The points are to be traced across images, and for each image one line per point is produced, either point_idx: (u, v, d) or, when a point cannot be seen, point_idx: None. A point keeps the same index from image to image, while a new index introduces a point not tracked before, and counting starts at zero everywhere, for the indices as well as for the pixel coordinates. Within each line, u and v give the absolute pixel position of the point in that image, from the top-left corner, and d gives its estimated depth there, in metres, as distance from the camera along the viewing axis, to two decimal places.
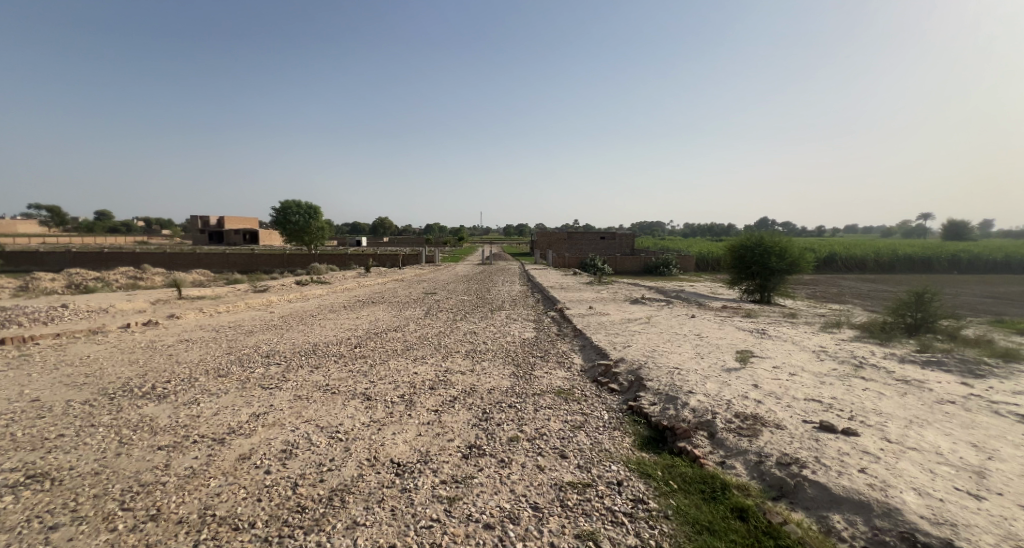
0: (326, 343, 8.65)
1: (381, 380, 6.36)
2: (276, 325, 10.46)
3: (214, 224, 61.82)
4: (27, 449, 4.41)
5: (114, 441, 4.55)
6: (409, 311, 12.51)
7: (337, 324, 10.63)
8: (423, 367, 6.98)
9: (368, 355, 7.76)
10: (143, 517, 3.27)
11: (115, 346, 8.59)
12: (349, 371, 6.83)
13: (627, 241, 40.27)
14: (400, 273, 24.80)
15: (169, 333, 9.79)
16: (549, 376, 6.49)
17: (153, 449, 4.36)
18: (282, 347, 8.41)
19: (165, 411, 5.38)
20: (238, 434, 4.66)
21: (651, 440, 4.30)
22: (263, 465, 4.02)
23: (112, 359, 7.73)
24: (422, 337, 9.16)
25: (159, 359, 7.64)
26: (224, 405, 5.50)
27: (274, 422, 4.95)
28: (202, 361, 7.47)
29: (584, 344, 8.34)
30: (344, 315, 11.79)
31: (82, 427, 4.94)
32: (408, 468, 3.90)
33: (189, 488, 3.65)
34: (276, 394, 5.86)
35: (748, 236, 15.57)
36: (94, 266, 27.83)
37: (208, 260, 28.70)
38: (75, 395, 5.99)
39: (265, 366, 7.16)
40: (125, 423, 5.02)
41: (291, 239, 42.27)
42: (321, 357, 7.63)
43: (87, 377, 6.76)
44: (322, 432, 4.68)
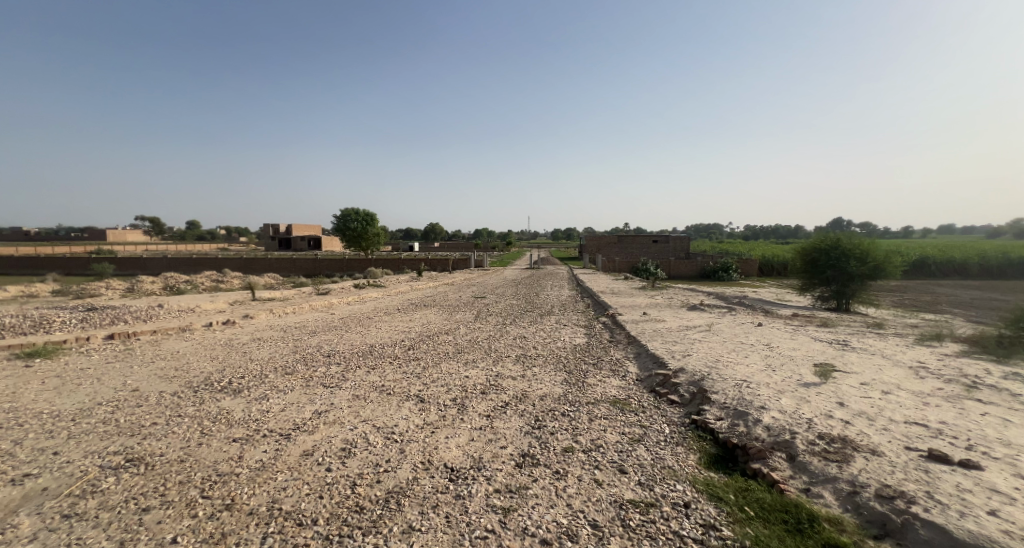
0: (380, 345, 8.91)
1: (433, 383, 6.43)
2: (335, 326, 10.99)
3: (284, 231, 67.23)
4: (128, 434, 4.91)
5: (196, 432, 4.94)
6: (460, 314, 12.67)
7: (391, 326, 10.96)
8: (474, 371, 6.98)
9: (421, 357, 7.91)
10: (219, 505, 3.48)
11: (200, 343, 9.44)
12: (403, 373, 6.98)
13: (682, 245, 38.82)
14: (450, 277, 25.37)
15: (244, 332, 10.61)
16: (603, 385, 6.23)
17: (228, 441, 4.68)
18: (341, 347, 8.79)
19: (239, 405, 5.77)
20: (302, 431, 4.88)
21: (719, 459, 3.96)
22: (325, 462, 4.17)
23: (196, 354, 8.49)
24: (472, 341, 9.20)
25: (235, 356, 8.28)
26: (290, 402, 5.81)
27: (334, 421, 5.14)
28: (271, 360, 7.97)
29: (638, 352, 7.96)
30: (398, 318, 12.16)
31: (171, 417, 5.42)
32: (461, 474, 3.86)
33: (258, 481, 3.85)
34: (336, 393, 6.10)
35: (822, 237, 14.26)
36: (185, 270, 31.11)
37: (278, 265, 31.02)
38: (166, 387, 6.62)
39: (326, 365, 7.51)
40: (206, 415, 5.44)
41: (350, 244, 44.74)
42: (376, 358, 7.88)
43: (175, 371, 7.45)
44: (378, 432, 4.78)
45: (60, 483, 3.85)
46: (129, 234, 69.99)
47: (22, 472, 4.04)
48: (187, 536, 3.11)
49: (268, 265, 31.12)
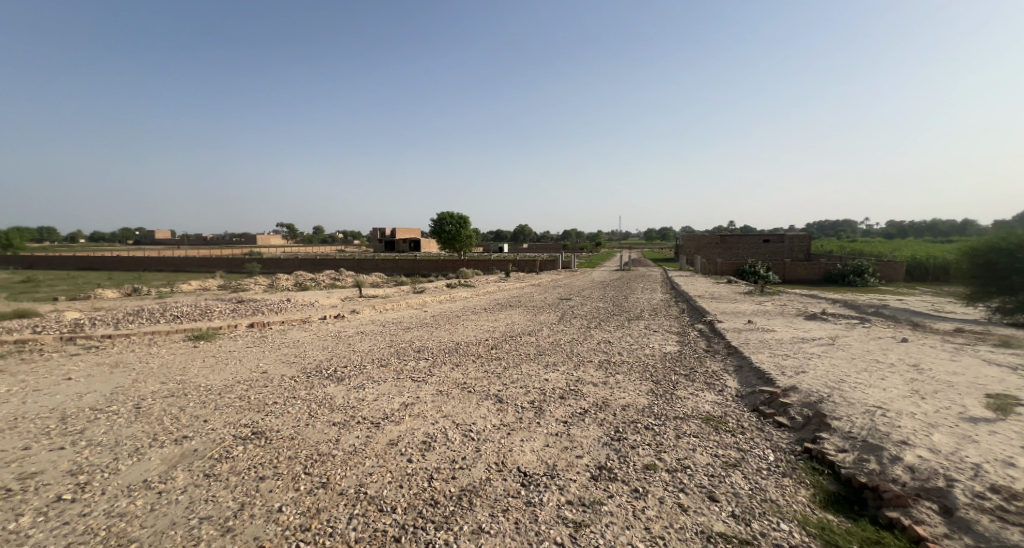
0: (465, 343, 9.22)
1: (513, 384, 6.44)
2: (427, 323, 11.67)
3: (390, 235, 74.67)
4: (255, 410, 5.71)
5: (305, 413, 5.56)
6: (544, 316, 12.61)
7: (477, 325, 11.30)
8: (554, 375, 6.84)
9: (503, 357, 7.99)
10: (317, 483, 3.84)
11: (315, 334, 10.72)
12: (484, 372, 7.11)
13: (801, 245, 34.17)
14: (538, 278, 25.48)
15: (350, 325, 11.82)
16: (694, 399, 5.64)
17: (329, 424, 5.18)
18: (430, 343, 9.29)
19: (341, 392, 6.38)
20: (390, 421, 5.21)
21: (839, 500, 3.29)
22: (407, 453, 4.38)
23: (312, 343, 9.64)
24: (555, 343, 9.05)
25: (341, 347, 9.22)
26: (382, 393, 6.27)
27: (418, 414, 5.41)
28: (369, 352, 8.71)
29: (740, 364, 7.08)
30: (484, 317, 12.51)
31: (288, 397, 6.20)
32: (534, 480, 3.76)
33: (349, 464, 4.18)
34: (422, 387, 6.43)
35: (1001, 235, 11.36)
36: (311, 269, 35.93)
37: (383, 265, 34.20)
38: (287, 370, 7.61)
39: (416, 360, 7.99)
40: (314, 399, 6.12)
41: (445, 246, 47.59)
42: (461, 356, 8.16)
43: (294, 357, 8.53)
44: (457, 429, 4.91)
45: (204, 447, 4.58)
46: (271, 238, 82.94)
47: (180, 434, 4.91)
48: (289, 506, 3.47)
49: (374, 265, 34.43)
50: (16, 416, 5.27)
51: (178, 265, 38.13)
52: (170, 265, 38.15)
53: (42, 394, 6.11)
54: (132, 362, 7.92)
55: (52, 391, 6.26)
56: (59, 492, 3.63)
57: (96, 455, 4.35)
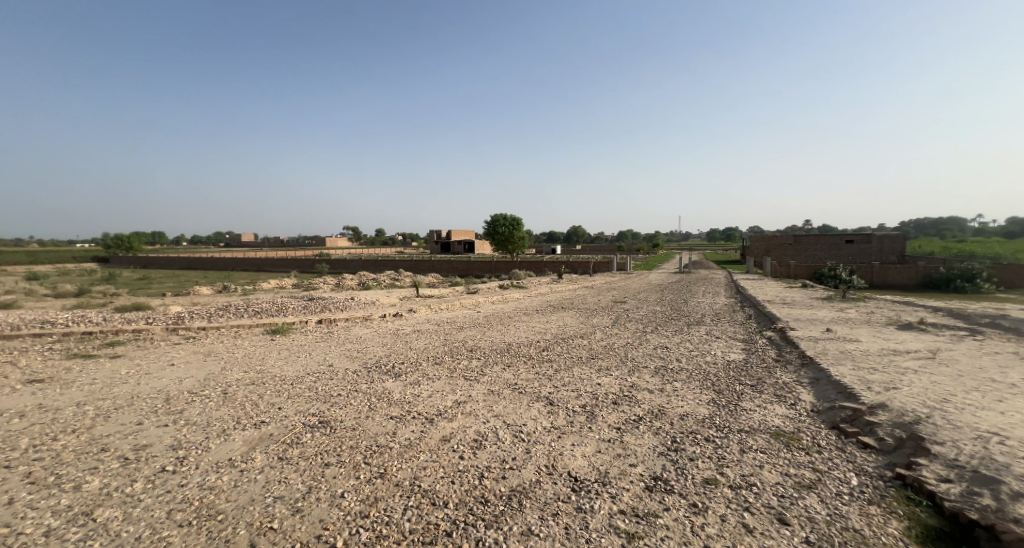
0: (517, 344, 9.24)
1: (564, 387, 6.34)
2: (479, 323, 11.87)
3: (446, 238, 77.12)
4: (322, 401, 6.12)
5: (366, 406, 5.87)
6: (597, 318, 12.32)
7: (529, 326, 11.30)
8: (607, 379, 6.65)
9: (554, 359, 7.90)
10: (375, 472, 4.03)
11: (376, 331, 11.29)
12: (536, 373, 7.07)
13: (893, 246, 30.62)
14: (591, 280, 25.02)
15: (408, 323, 12.33)
16: (762, 412, 5.22)
17: (386, 418, 5.41)
18: (482, 343, 9.43)
19: (398, 387, 6.64)
20: (443, 418, 5.34)
21: (940, 537, 2.87)
22: (459, 450, 4.46)
23: (373, 340, 10.19)
24: (608, 347, 8.82)
25: (399, 344, 9.63)
26: (437, 389, 6.46)
27: (470, 412, 5.50)
28: (424, 350, 9.01)
29: (816, 376, 6.45)
30: (536, 319, 12.47)
31: (350, 390, 6.57)
32: (585, 486, 3.67)
33: (404, 457, 4.34)
34: (474, 386, 6.54)
35: None
36: (373, 269, 38.05)
37: (439, 266, 35.40)
38: (350, 365, 8.09)
39: (469, 359, 8.14)
40: (373, 392, 6.43)
41: (499, 248, 48.20)
42: (513, 356, 8.20)
43: (357, 352, 9.04)
44: (508, 429, 4.92)
45: (278, 433, 4.97)
46: (339, 240, 88.90)
47: (259, 419, 5.37)
48: (350, 492, 3.66)
49: (431, 266, 35.69)
50: (130, 395, 6.05)
51: (259, 266, 42.02)
52: (253, 265, 42.19)
53: (150, 377, 6.98)
54: (220, 352, 8.82)
55: (158, 374, 7.13)
56: (162, 464, 4.10)
57: (191, 433, 4.88)
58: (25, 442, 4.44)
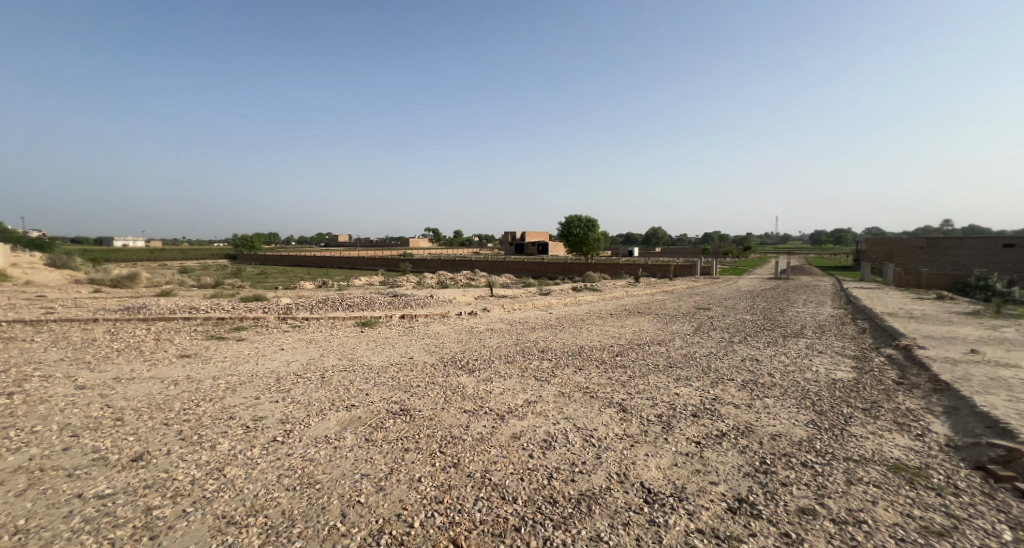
0: (589, 347, 9.10)
1: (638, 394, 6.12)
2: (551, 325, 11.89)
3: (520, 240, 78.67)
4: (403, 390, 6.59)
5: (442, 398, 6.21)
6: (676, 325, 11.68)
7: (602, 330, 11.08)
8: (686, 390, 6.29)
9: (628, 366, 7.65)
10: (449, 461, 4.25)
11: (452, 328, 11.84)
12: (608, 378, 6.92)
13: None
14: (671, 285, 23.69)
15: (482, 321, 12.77)
16: (876, 441, 4.56)
17: (460, 411, 5.67)
18: (554, 345, 9.43)
19: (471, 383, 6.92)
20: (514, 416, 5.46)
21: None
22: (528, 448, 4.54)
23: (449, 336, 10.72)
24: (688, 356, 8.32)
25: (474, 341, 10.01)
26: (508, 387, 6.62)
27: (540, 412, 5.55)
28: (497, 349, 9.26)
29: (951, 405, 5.47)
30: (610, 323, 12.16)
31: (428, 382, 6.99)
32: (659, 499, 3.52)
33: (476, 450, 4.52)
34: (545, 387, 6.59)
35: None
36: (451, 268, 40.00)
37: (513, 266, 36.08)
38: (428, 358, 8.61)
39: (540, 360, 8.21)
40: (449, 386, 6.78)
41: (574, 250, 47.76)
42: (584, 360, 8.11)
43: (435, 347, 9.58)
44: (578, 432, 4.89)
45: (366, 416, 5.47)
46: (421, 241, 94.86)
47: (350, 402, 5.95)
48: (427, 478, 3.91)
49: (505, 266, 36.40)
50: (251, 373, 7.06)
51: (353, 265, 46.23)
52: (347, 263, 46.66)
53: (265, 359, 8.07)
54: (320, 340, 9.92)
55: (272, 357, 8.22)
56: (274, 434, 4.73)
57: (297, 410, 5.56)
58: (177, 405, 5.41)
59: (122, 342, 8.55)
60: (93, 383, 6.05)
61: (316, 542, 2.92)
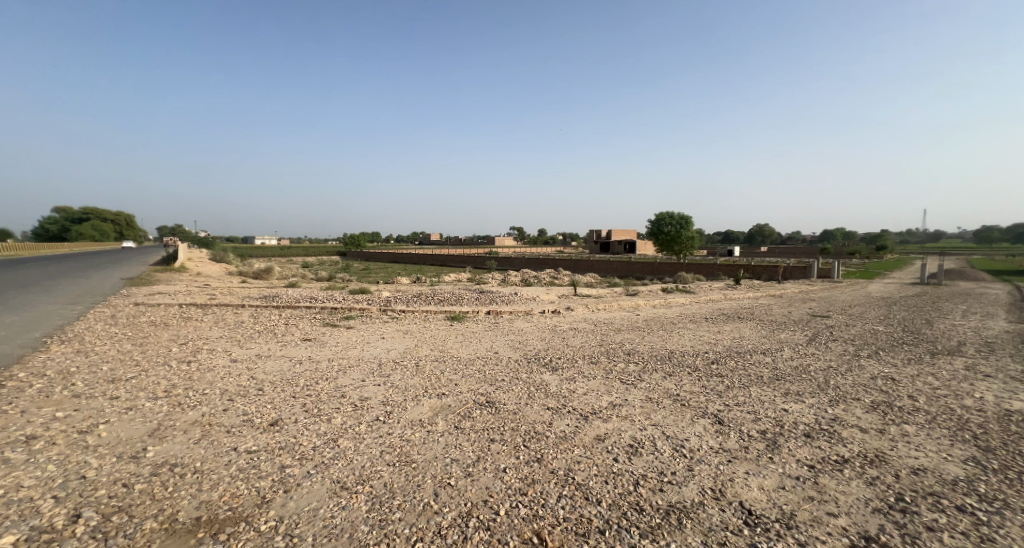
0: (680, 353, 8.55)
1: (737, 406, 5.62)
2: (638, 327, 11.41)
3: (606, 238, 77.25)
4: (489, 383, 6.86)
5: (526, 393, 6.34)
6: (785, 334, 10.44)
7: (695, 335, 10.35)
8: (796, 406, 5.61)
9: (725, 375, 7.03)
10: (533, 456, 4.33)
11: (535, 325, 12.00)
12: (702, 387, 6.45)
13: None
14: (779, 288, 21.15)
15: (566, 320, 12.74)
16: None
17: (544, 407, 5.74)
18: (641, 348, 9.04)
19: (554, 381, 6.95)
20: (598, 417, 5.38)
21: None
22: (613, 452, 4.44)
23: (533, 333, 10.89)
24: (799, 368, 7.39)
25: (557, 340, 10.03)
26: (592, 388, 6.53)
27: (625, 416, 5.39)
28: (580, 348, 9.17)
29: None
30: (705, 327, 11.31)
31: (513, 377, 7.17)
32: (761, 522, 3.22)
33: (560, 447, 4.54)
34: (631, 390, 6.37)
35: None
36: (535, 267, 40.47)
37: (597, 265, 35.33)
38: (512, 354, 8.84)
39: (626, 362, 7.94)
40: (533, 382, 6.89)
41: (664, 248, 45.20)
42: (675, 365, 7.66)
43: (519, 344, 9.80)
44: (667, 441, 4.65)
45: (456, 405, 5.80)
46: (506, 241, 97.55)
47: (441, 391, 6.37)
48: (512, 470, 4.03)
49: (590, 265, 35.75)
50: (357, 358, 7.92)
51: (444, 261, 49.09)
52: (438, 261, 49.72)
53: (369, 346, 8.98)
54: (415, 332, 10.74)
55: (374, 344, 9.12)
56: (377, 414, 5.26)
57: (396, 394, 6.11)
58: (302, 381, 6.29)
59: (261, 325, 10.17)
60: (242, 357, 7.30)
61: (413, 515, 3.20)
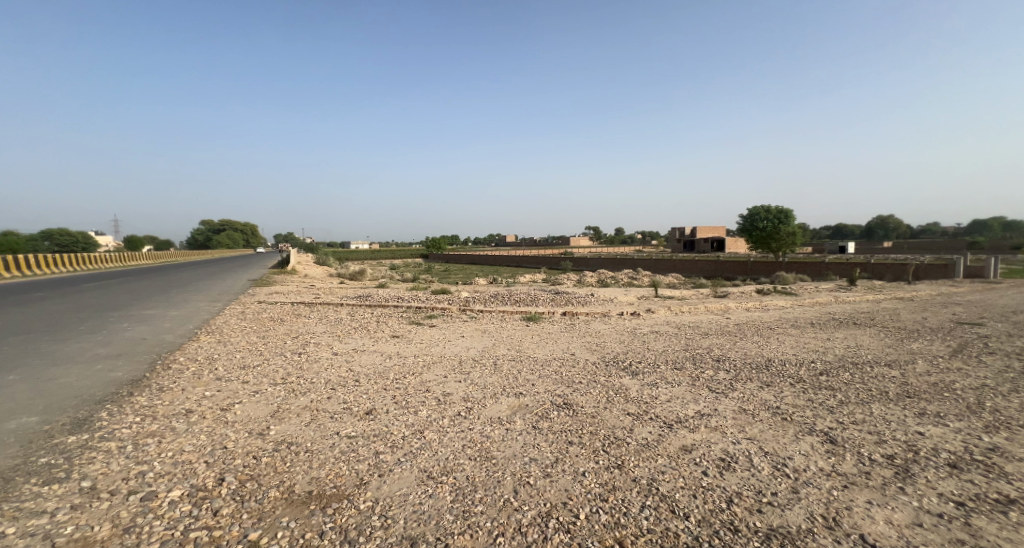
0: (780, 361, 7.70)
1: (853, 425, 4.91)
2: (729, 331, 10.50)
3: (690, 235, 72.80)
4: (567, 385, 6.79)
5: (604, 397, 6.17)
6: (918, 344, 8.88)
7: (797, 342, 9.27)
8: (935, 430, 4.73)
9: (838, 389, 6.18)
10: (613, 462, 4.19)
11: (613, 327, 11.66)
12: (807, 401, 5.74)
13: None
14: (908, 290, 18.07)
15: (646, 323, 12.18)
16: None
17: (624, 413, 5.54)
18: (732, 354, 8.31)
19: (635, 386, 6.68)
20: (684, 426, 5.05)
21: None
22: (702, 464, 4.13)
23: (611, 335, 10.57)
24: (938, 386, 6.22)
25: (637, 343, 9.63)
26: (676, 395, 6.16)
27: (716, 427, 5.00)
28: (662, 352, 8.71)
29: None
30: (810, 334, 10.05)
31: (591, 380, 7.03)
32: None
33: (642, 455, 4.35)
34: (722, 400, 5.89)
35: None
36: (611, 267, 39.39)
37: (679, 265, 33.35)
38: (589, 356, 8.66)
39: (715, 369, 7.36)
40: (611, 386, 6.69)
41: (757, 246, 41.20)
42: (774, 375, 6.92)
43: (596, 346, 9.58)
44: (765, 457, 4.22)
45: (533, 405, 5.83)
46: (581, 240, 96.35)
47: (519, 390, 6.44)
48: (591, 474, 3.94)
49: (671, 265, 33.78)
50: (440, 355, 8.33)
51: (518, 262, 49.80)
52: (513, 262, 50.58)
53: (450, 344, 9.40)
54: (492, 331, 11.02)
55: (455, 342, 9.53)
56: (459, 409, 5.49)
57: (476, 391, 6.31)
58: (391, 374, 6.79)
59: (357, 322, 11.20)
60: (342, 351, 8.09)
61: (494, 510, 3.27)
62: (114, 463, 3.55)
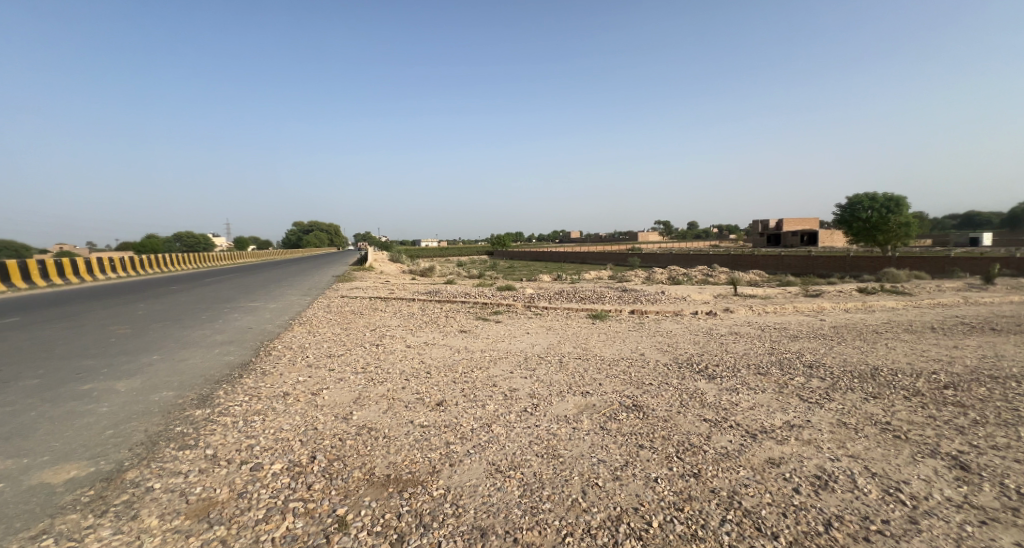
0: (890, 371, 6.73)
1: (991, 451, 4.12)
2: (824, 335, 9.39)
3: (776, 228, 66.45)
4: (636, 386, 6.53)
5: (678, 400, 5.85)
6: None
7: (912, 349, 8.04)
8: None
9: (969, 407, 5.23)
10: (689, 470, 3.94)
11: (687, 327, 11.00)
12: (926, 418, 4.95)
13: None
14: None
15: (724, 323, 11.34)
16: None
17: (699, 418, 5.20)
18: (828, 360, 7.42)
19: (711, 390, 6.24)
20: (770, 437, 4.61)
21: None
22: (793, 480, 3.74)
23: (684, 336, 9.99)
24: None
25: (714, 344, 9.00)
26: (760, 402, 5.65)
27: (809, 440, 4.49)
28: (743, 355, 8.06)
29: None
30: (930, 340, 8.66)
31: (662, 382, 6.69)
32: None
33: (721, 465, 4.04)
34: (815, 410, 5.29)
35: None
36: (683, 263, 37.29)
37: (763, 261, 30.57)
38: (660, 357, 8.26)
39: (807, 376, 6.63)
40: (685, 389, 6.32)
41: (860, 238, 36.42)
42: (882, 386, 6.06)
43: (668, 346, 9.11)
44: (872, 478, 3.71)
45: (601, 405, 5.69)
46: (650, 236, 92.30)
47: (585, 389, 6.31)
48: (664, 481, 3.74)
49: (752, 261, 31.07)
50: (506, 350, 8.44)
51: (583, 258, 48.99)
52: (579, 258, 49.82)
53: (515, 340, 9.48)
54: (558, 329, 10.93)
55: (521, 339, 9.58)
56: (525, 405, 5.51)
57: (541, 388, 6.30)
58: (459, 368, 7.01)
59: (428, 316, 11.73)
60: (414, 344, 8.51)
61: (562, 508, 3.23)
62: (229, 435, 4.05)
